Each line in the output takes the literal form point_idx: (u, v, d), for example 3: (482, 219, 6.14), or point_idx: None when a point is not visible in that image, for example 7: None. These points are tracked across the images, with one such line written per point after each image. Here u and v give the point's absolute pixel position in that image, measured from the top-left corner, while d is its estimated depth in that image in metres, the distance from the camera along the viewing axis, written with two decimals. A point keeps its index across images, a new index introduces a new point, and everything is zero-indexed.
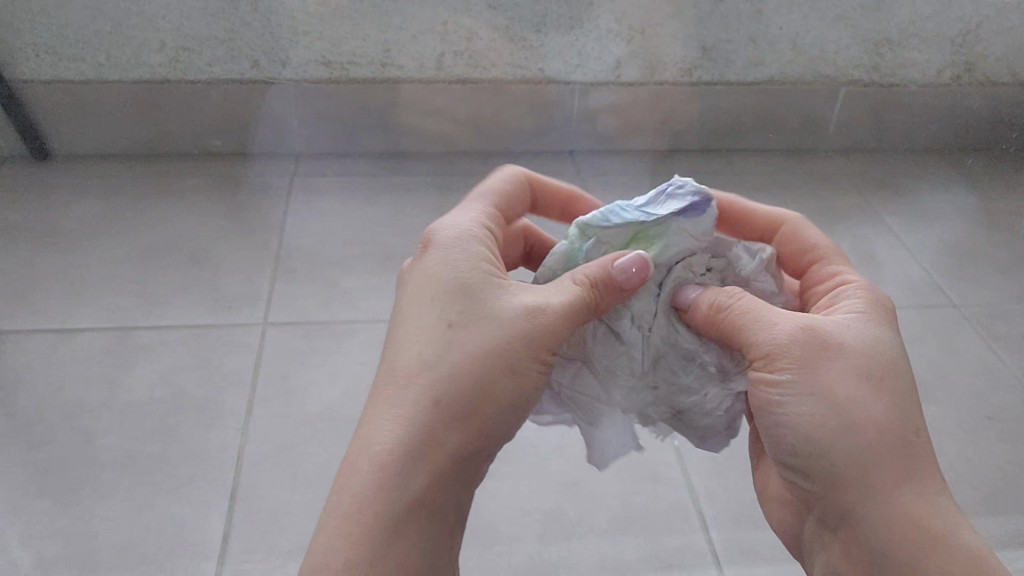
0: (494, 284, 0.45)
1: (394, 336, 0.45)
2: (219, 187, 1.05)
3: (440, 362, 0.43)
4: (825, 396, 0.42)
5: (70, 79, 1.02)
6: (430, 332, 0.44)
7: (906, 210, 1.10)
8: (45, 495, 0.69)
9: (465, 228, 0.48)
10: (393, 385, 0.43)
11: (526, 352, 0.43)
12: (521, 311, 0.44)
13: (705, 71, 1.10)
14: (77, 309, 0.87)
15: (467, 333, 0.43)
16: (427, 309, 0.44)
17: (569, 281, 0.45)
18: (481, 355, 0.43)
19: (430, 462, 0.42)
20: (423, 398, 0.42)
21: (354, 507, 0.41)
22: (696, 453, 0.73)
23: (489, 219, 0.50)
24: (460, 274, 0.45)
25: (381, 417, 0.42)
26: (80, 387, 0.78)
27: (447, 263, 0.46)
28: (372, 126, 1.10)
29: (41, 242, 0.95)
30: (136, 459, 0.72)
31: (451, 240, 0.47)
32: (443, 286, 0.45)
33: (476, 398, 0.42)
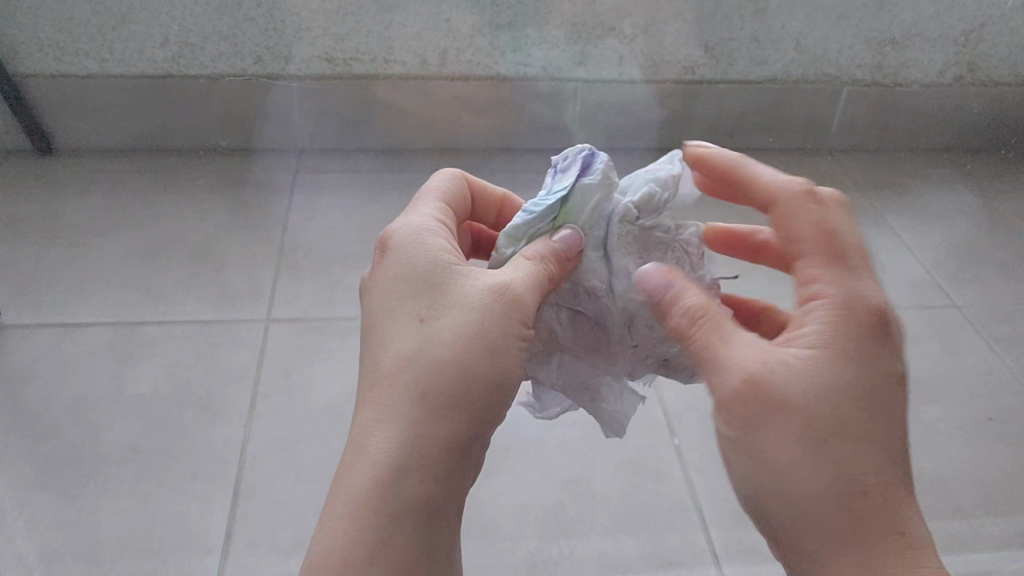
0: (456, 272, 0.45)
1: (372, 343, 0.46)
2: (224, 184, 1.05)
3: (420, 355, 0.43)
4: (771, 454, 0.41)
5: (74, 74, 1.02)
6: (405, 329, 0.44)
7: (908, 209, 1.10)
8: (50, 488, 0.69)
9: (413, 225, 0.48)
10: (377, 387, 0.44)
11: (501, 332, 0.43)
12: (488, 292, 0.44)
13: (706, 70, 1.10)
14: (82, 304, 0.87)
15: (440, 323, 0.44)
16: (396, 310, 0.45)
17: (520, 259, 0.46)
18: (457, 339, 0.43)
19: (422, 454, 0.42)
20: (405, 395, 0.43)
21: (357, 512, 0.41)
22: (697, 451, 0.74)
23: (439, 214, 0.50)
24: (422, 269, 0.45)
25: (372, 421, 0.43)
26: (85, 381, 0.78)
27: (403, 261, 0.46)
28: (376, 123, 1.10)
29: (47, 236, 0.96)
30: (138, 454, 0.72)
31: (400, 241, 0.47)
32: (406, 284, 0.45)
33: (463, 385, 0.42)
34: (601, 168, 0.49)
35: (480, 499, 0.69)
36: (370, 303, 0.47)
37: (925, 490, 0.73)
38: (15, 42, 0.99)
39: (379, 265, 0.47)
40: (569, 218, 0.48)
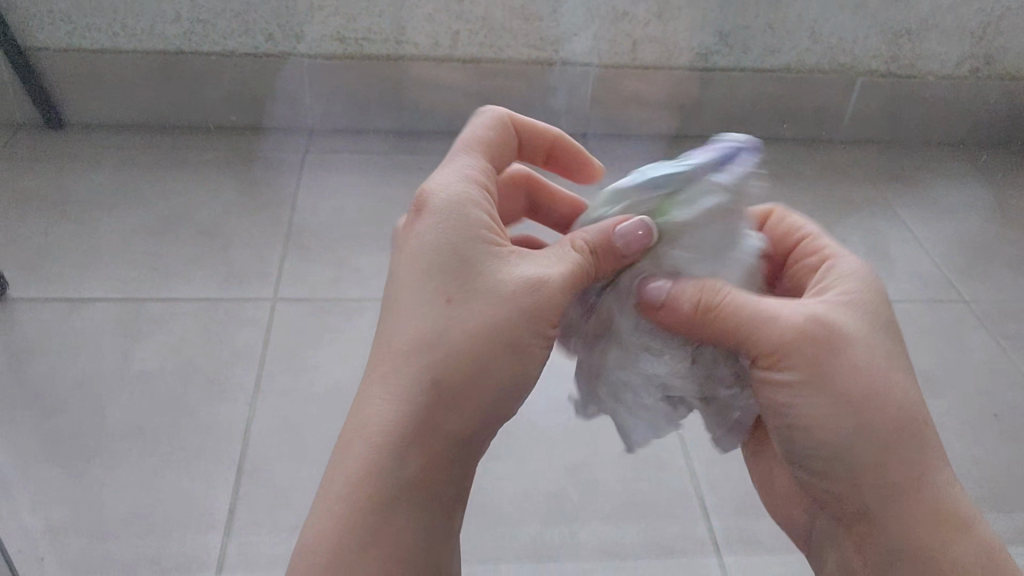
0: (489, 252, 0.43)
1: (394, 307, 0.44)
2: (233, 162, 1.05)
3: (438, 339, 0.42)
4: (826, 411, 0.42)
5: (86, 49, 1.02)
6: (429, 307, 0.42)
7: (919, 202, 1.10)
8: (56, 462, 0.69)
9: (455, 189, 0.44)
10: (395, 359, 0.43)
11: (524, 327, 0.43)
12: (522, 283, 0.43)
13: (721, 58, 1.09)
14: (90, 279, 0.87)
15: (466, 308, 0.42)
16: (422, 284, 0.43)
17: (565, 248, 0.45)
18: (478, 330, 0.42)
19: (426, 439, 0.42)
20: (422, 377, 0.42)
21: (355, 479, 0.41)
22: (700, 440, 0.74)
23: (480, 172, 0.47)
24: (460, 245, 0.43)
25: (382, 392, 0.42)
26: (91, 357, 0.79)
27: (440, 230, 0.43)
28: (386, 105, 1.10)
29: (55, 211, 0.96)
30: (144, 430, 0.72)
31: (444, 202, 0.44)
32: (436, 258, 0.43)
33: (474, 378, 0.42)
34: (726, 174, 0.43)
35: (483, 482, 0.69)
36: (400, 262, 0.44)
37: None
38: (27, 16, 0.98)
39: (411, 225, 0.44)
40: (663, 209, 0.44)
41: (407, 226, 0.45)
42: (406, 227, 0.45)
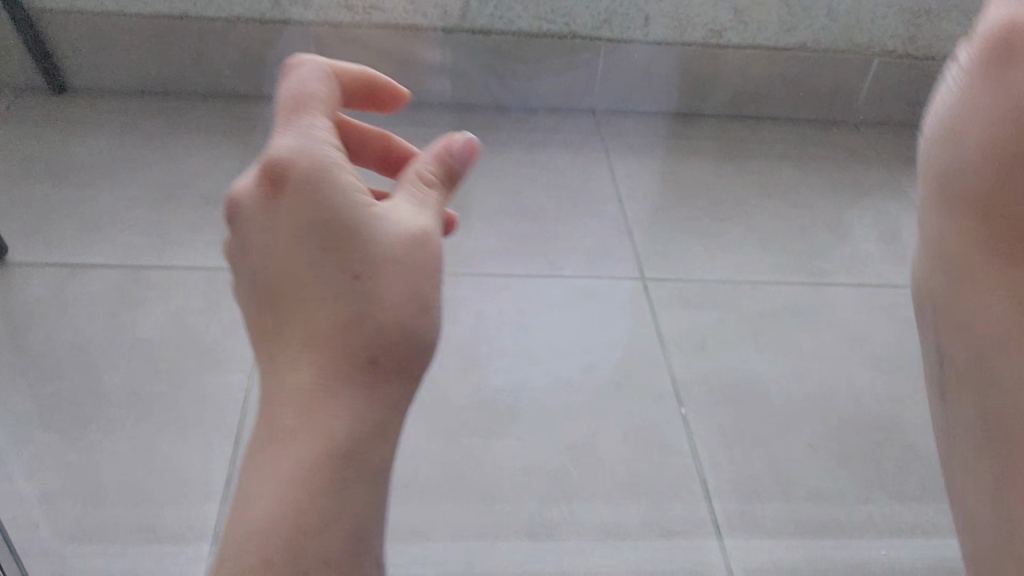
0: (379, 210, 0.33)
1: (276, 304, 0.32)
2: (236, 129, 1.04)
3: (359, 320, 0.31)
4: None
5: (81, 8, 1.01)
6: (334, 291, 0.31)
7: None
8: (50, 428, 0.69)
9: (313, 139, 0.32)
10: (300, 354, 0.32)
11: (437, 277, 0.34)
12: (421, 232, 0.33)
13: (734, 35, 1.09)
14: (90, 245, 0.86)
15: (381, 275, 0.32)
16: (315, 257, 0.31)
17: (417, 184, 0.36)
18: (404, 294, 0.32)
19: (375, 448, 0.32)
20: (348, 369, 0.31)
21: (293, 509, 0.30)
22: (703, 421, 0.73)
23: (329, 114, 0.35)
24: (340, 206, 0.32)
25: (294, 404, 0.31)
26: (89, 323, 0.78)
27: (317, 195, 0.31)
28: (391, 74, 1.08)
29: (55, 176, 0.95)
30: (140, 398, 0.72)
31: (307, 155, 0.32)
32: (324, 225, 0.31)
33: (409, 353, 0.33)
34: None
35: (483, 458, 0.68)
36: (268, 242, 0.32)
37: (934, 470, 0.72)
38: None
39: (274, 204, 0.32)
40: None
41: (262, 200, 0.32)
42: (252, 198, 0.32)
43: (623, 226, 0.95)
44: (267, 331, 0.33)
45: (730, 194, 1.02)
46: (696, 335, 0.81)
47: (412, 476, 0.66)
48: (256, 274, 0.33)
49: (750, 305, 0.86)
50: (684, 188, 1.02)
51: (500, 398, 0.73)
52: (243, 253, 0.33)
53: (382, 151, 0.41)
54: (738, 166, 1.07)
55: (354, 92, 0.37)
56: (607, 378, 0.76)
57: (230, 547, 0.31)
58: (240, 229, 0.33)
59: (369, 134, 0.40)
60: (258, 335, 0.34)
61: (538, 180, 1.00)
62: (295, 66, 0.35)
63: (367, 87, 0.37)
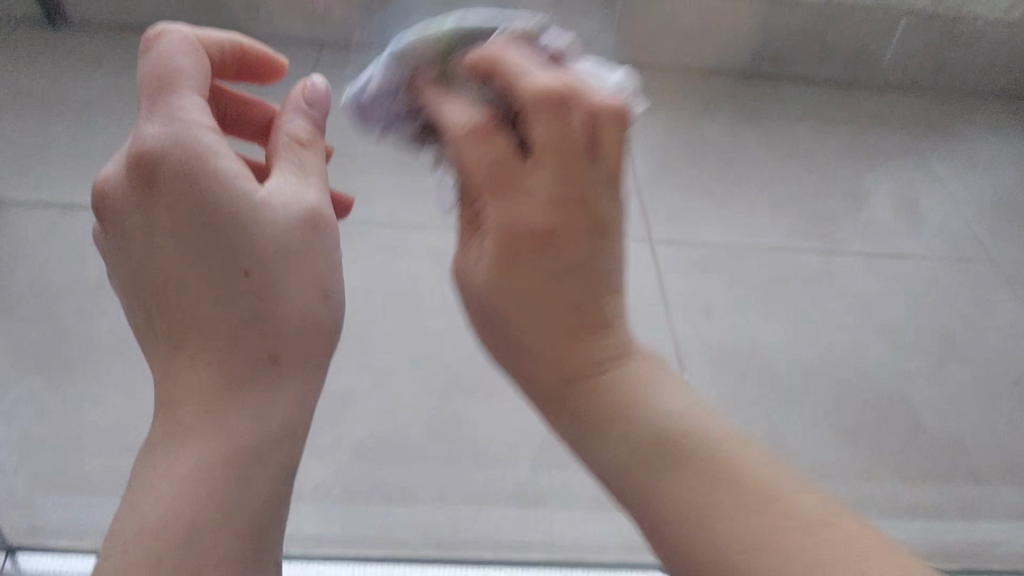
0: (269, 200, 0.36)
1: (160, 291, 0.35)
2: None
3: (256, 313, 0.35)
4: (531, 259, 0.40)
5: None
6: (230, 289, 0.35)
7: (954, 154, 1.04)
8: (34, 370, 0.67)
9: (187, 125, 0.35)
10: (196, 346, 0.35)
11: (325, 263, 0.38)
12: (308, 215, 0.38)
13: None
14: (82, 185, 0.84)
15: (272, 270, 0.36)
16: (210, 257, 0.35)
17: (298, 152, 0.40)
18: (297, 287, 0.37)
19: (285, 426, 0.36)
20: (244, 360, 0.35)
21: (199, 498, 0.33)
22: (706, 389, 0.71)
23: (198, 90, 0.38)
24: (220, 199, 0.35)
25: (197, 398, 0.34)
26: (78, 265, 0.76)
27: (201, 195, 0.35)
28: None
29: (49, 112, 0.92)
30: (127, 344, 0.70)
31: (183, 147, 0.35)
32: (206, 219, 0.35)
33: (303, 339, 0.37)
34: None
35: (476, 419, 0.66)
36: (150, 232, 0.35)
37: (935, 454, 0.69)
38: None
39: (157, 199, 0.35)
40: None
41: (139, 191, 0.35)
42: (128, 188, 0.35)
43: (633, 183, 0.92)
44: (153, 315, 0.36)
45: (744, 155, 0.99)
46: (701, 300, 0.79)
47: (402, 437, 0.64)
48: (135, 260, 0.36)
49: (759, 270, 0.83)
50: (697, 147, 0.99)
51: None
52: (122, 237, 0.36)
53: (261, 122, 0.47)
54: (754, 126, 1.03)
55: (218, 61, 0.41)
56: None
57: (123, 550, 0.32)
58: (117, 215, 0.36)
59: (243, 104, 0.46)
60: (144, 318, 0.36)
61: None
62: (157, 45, 0.38)
63: (234, 55, 0.41)
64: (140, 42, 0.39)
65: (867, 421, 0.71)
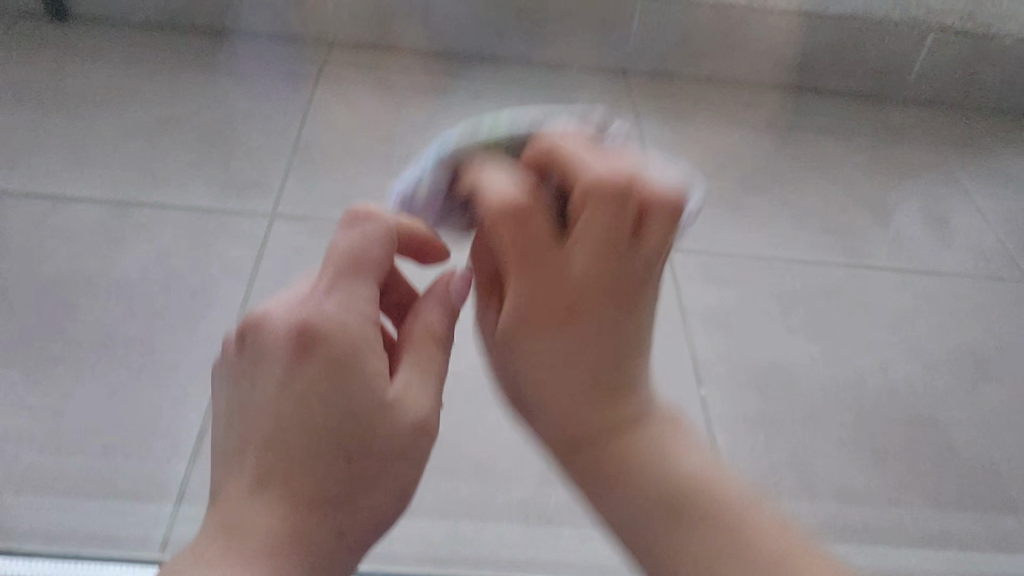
0: (394, 399, 0.35)
1: (268, 434, 0.33)
2: (244, 67, 0.99)
3: (346, 494, 0.33)
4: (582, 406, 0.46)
5: None
6: (330, 464, 0.33)
7: (985, 170, 1.01)
8: (15, 365, 0.63)
9: (359, 316, 0.35)
10: (282, 494, 0.32)
11: (416, 468, 0.36)
12: (422, 424, 0.36)
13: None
14: (80, 178, 0.81)
15: (370, 460, 0.34)
16: (325, 428, 0.33)
17: (433, 355, 0.38)
18: (387, 480, 0.35)
19: None
20: (324, 535, 0.33)
21: None
22: (724, 406, 0.67)
23: (375, 278, 0.37)
24: (359, 389, 0.34)
25: (266, 537, 0.31)
26: (70, 258, 0.73)
27: (343, 376, 0.33)
28: (413, 20, 1.05)
29: (50, 103, 0.90)
30: (116, 341, 0.66)
31: (347, 334, 0.34)
32: (337, 396, 0.33)
33: (369, 527, 0.35)
34: None
35: (481, 430, 0.62)
36: (282, 387, 0.33)
37: (971, 480, 0.65)
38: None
39: (298, 371, 0.33)
40: None
41: (289, 351, 0.34)
42: (279, 339, 0.34)
43: None
44: (247, 448, 0.33)
45: (769, 165, 0.95)
46: (722, 314, 0.75)
47: None
48: (253, 393, 0.34)
49: (782, 283, 0.79)
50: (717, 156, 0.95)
51: None
52: (254, 371, 0.34)
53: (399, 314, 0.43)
54: (777, 137, 1.00)
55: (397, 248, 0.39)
56: None
57: None
58: (260, 355, 0.34)
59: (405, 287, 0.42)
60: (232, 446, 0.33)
61: None
62: (361, 227, 0.37)
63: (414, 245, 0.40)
64: (345, 214, 0.38)
65: (898, 443, 0.67)
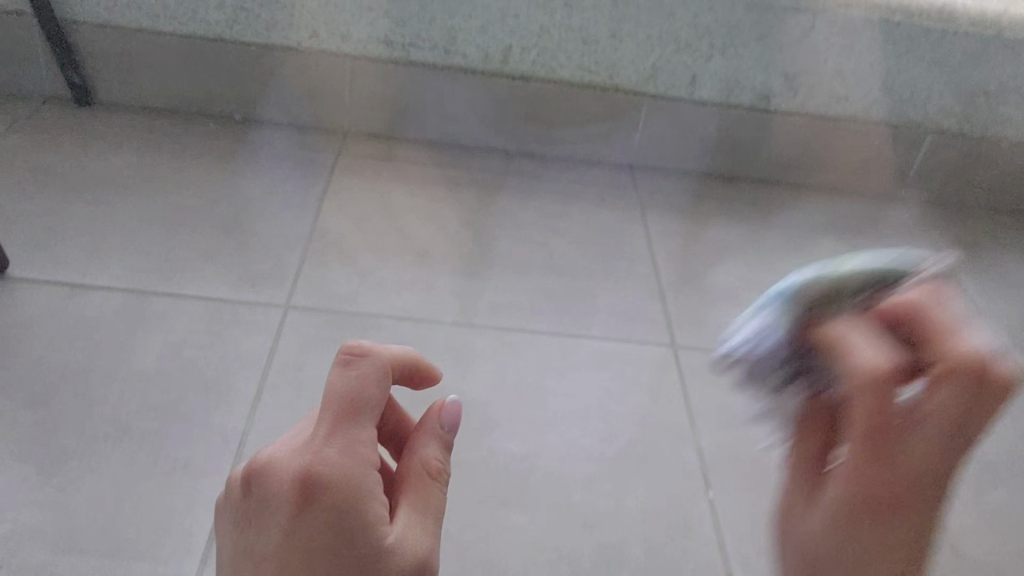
0: (395, 544, 0.34)
1: None
2: (261, 157, 1.02)
3: None
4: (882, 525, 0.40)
5: (125, 26, 1.05)
6: None
7: (983, 269, 1.03)
8: (28, 459, 0.64)
9: (360, 460, 0.34)
10: None
11: None
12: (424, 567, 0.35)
13: (783, 100, 1.10)
14: (97, 266, 0.82)
15: None
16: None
17: (430, 492, 0.37)
18: None
19: None
20: None
21: None
22: (732, 508, 0.67)
23: (374, 416, 0.36)
24: (362, 535, 0.33)
25: None
26: (86, 348, 0.74)
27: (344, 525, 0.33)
28: (426, 113, 1.10)
29: (71, 189, 0.92)
30: (129, 434, 0.67)
31: (349, 481, 0.34)
32: (340, 547, 0.33)
33: None
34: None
35: (492, 530, 0.62)
36: (285, 538, 0.33)
37: None
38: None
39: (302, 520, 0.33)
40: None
41: (291, 500, 0.33)
42: (282, 488, 0.34)
43: (657, 286, 0.91)
44: None
45: (773, 261, 0.97)
46: (729, 413, 0.76)
47: None
48: (258, 540, 0.34)
49: None
50: (721, 251, 0.98)
51: (517, 465, 0.67)
52: (257, 519, 0.34)
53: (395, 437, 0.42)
54: (778, 235, 1.03)
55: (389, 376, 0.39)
56: (630, 452, 0.70)
57: None
58: (261, 501, 0.34)
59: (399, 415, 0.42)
60: None
61: (570, 233, 0.97)
62: (357, 365, 0.37)
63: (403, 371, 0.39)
64: (340, 349, 0.38)
65: None
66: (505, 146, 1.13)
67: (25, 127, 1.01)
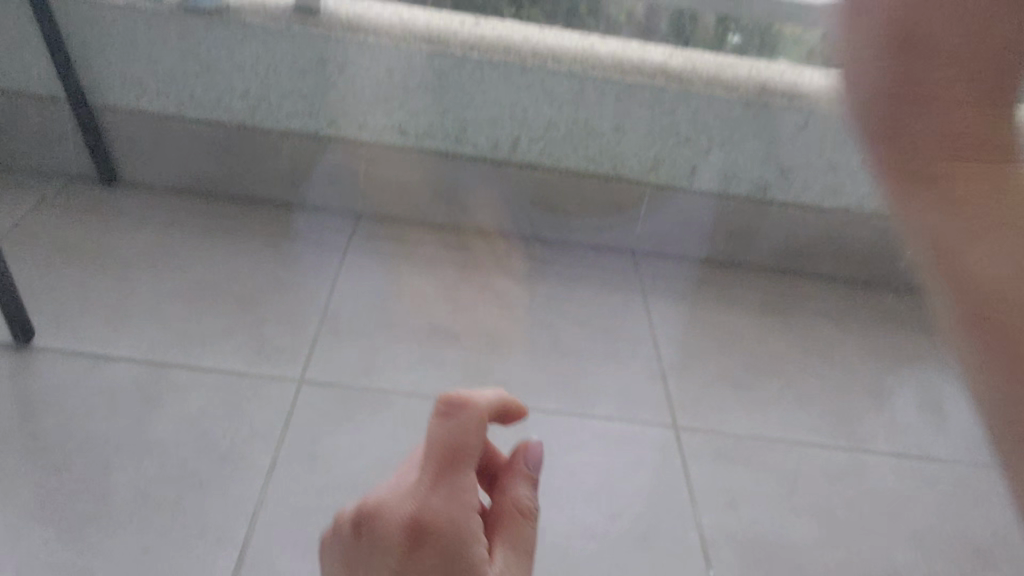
0: None
1: None
2: (278, 238, 1.06)
3: None
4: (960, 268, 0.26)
5: (154, 112, 1.11)
6: None
7: None
8: (48, 525, 0.65)
9: (467, 507, 0.34)
10: None
11: None
12: None
13: (779, 192, 1.15)
14: (119, 338, 0.85)
15: None
16: None
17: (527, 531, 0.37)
18: None
19: None
20: None
21: None
22: None
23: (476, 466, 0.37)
24: None
25: None
26: (106, 417, 0.76)
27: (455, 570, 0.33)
28: (436, 199, 1.15)
29: (95, 264, 0.96)
30: (147, 502, 0.69)
31: (457, 527, 0.34)
32: None
33: None
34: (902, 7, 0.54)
35: None
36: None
37: None
38: (100, 77, 1.08)
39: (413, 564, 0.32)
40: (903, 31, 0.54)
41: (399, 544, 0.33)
42: (391, 532, 0.33)
43: (660, 367, 0.94)
44: None
45: (770, 346, 1.01)
46: (730, 494, 0.78)
47: None
48: None
49: (786, 464, 0.83)
50: (720, 335, 1.01)
51: None
52: (365, 563, 0.33)
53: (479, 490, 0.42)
54: (776, 321, 1.07)
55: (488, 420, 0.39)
56: (634, 529, 0.72)
57: None
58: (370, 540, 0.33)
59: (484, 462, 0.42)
60: None
61: (575, 315, 1.00)
62: (463, 409, 0.37)
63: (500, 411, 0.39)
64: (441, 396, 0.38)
65: None
66: (512, 232, 1.17)
67: (54, 205, 1.05)
